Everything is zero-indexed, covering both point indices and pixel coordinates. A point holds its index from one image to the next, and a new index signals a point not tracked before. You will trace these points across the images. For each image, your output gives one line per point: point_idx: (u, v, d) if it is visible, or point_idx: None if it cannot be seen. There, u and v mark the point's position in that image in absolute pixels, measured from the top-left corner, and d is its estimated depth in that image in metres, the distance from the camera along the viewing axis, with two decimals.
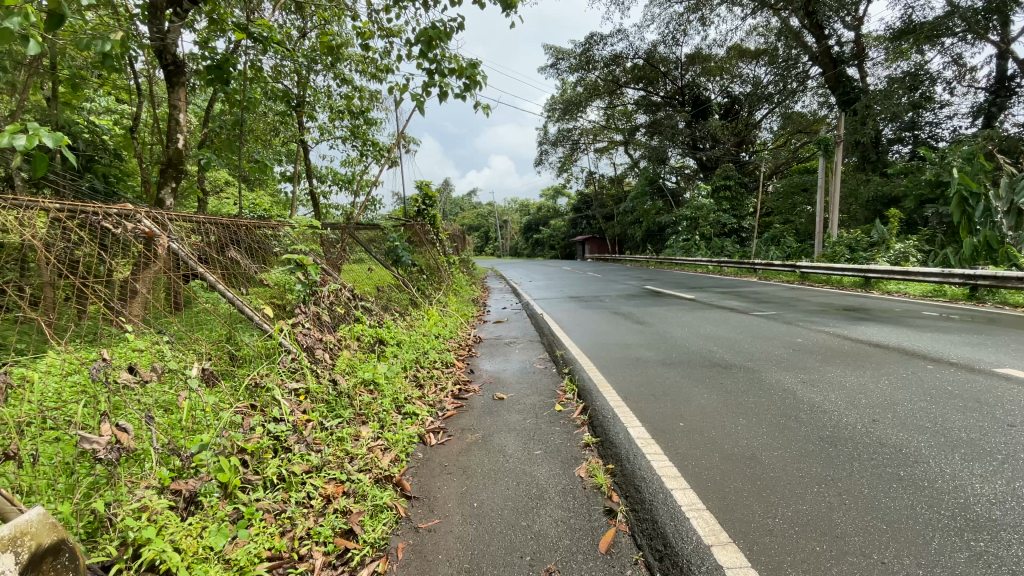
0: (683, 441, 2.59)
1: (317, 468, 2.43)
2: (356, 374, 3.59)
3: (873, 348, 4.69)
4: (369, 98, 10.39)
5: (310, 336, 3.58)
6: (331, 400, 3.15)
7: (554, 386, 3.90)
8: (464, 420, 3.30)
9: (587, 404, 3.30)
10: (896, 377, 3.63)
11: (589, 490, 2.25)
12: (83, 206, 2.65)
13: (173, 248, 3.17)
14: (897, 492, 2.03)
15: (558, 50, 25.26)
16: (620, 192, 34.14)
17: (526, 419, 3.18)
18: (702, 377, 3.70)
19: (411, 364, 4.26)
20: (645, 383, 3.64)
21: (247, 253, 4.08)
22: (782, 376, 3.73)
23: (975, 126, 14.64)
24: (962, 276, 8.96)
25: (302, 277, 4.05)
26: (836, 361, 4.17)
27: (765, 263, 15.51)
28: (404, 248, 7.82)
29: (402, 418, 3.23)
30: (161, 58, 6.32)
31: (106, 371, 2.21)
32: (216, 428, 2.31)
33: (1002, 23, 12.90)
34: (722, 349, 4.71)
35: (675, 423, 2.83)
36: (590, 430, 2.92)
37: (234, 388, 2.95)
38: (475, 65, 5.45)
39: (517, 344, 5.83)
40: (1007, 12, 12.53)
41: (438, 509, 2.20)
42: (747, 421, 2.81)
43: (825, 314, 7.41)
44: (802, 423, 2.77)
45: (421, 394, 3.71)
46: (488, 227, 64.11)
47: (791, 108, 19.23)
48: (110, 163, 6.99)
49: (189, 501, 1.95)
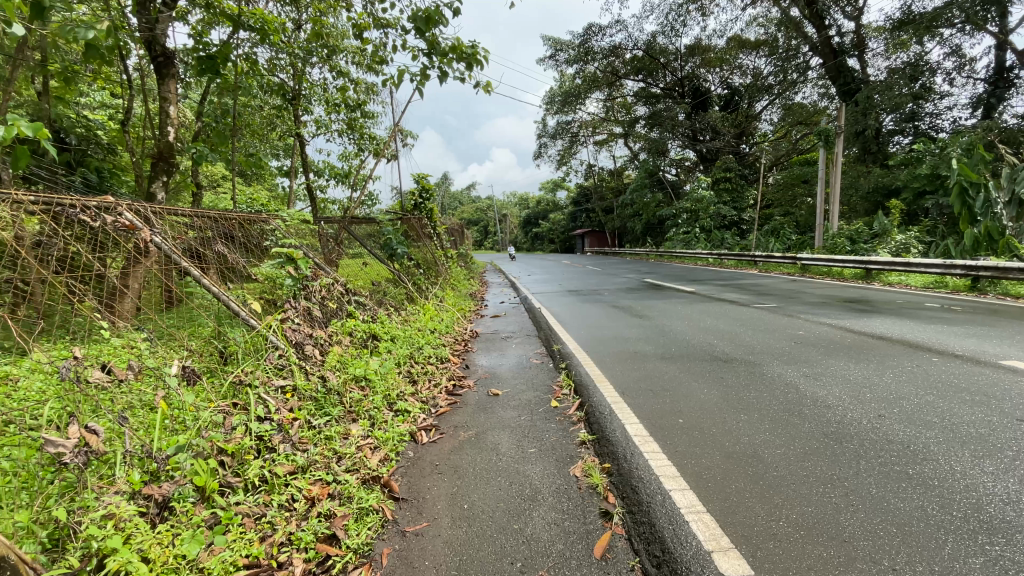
0: (684, 435, 2.49)
1: (302, 470, 2.36)
2: (347, 370, 3.48)
3: (877, 341, 4.59)
4: (367, 91, 10.34)
5: (299, 332, 3.50)
6: (320, 398, 3.04)
7: (550, 382, 3.80)
8: (456, 418, 3.18)
9: (584, 400, 3.18)
10: (901, 371, 3.54)
11: (585, 490, 2.15)
12: (60, 198, 2.62)
13: (156, 242, 3.11)
14: (906, 492, 1.94)
15: (556, 41, 25.08)
16: (618, 184, 34.10)
17: (521, 416, 3.08)
18: (703, 372, 3.60)
19: (405, 360, 4.18)
20: (644, 377, 3.54)
21: (236, 247, 4.04)
22: (784, 369, 3.62)
23: (975, 116, 14.58)
24: (964, 266, 8.93)
25: (292, 271, 4.01)
26: (839, 354, 4.09)
27: (764, 255, 15.40)
28: (400, 241, 7.36)
29: (393, 415, 3.14)
30: (150, 50, 6.35)
31: (76, 370, 2.10)
32: (195, 429, 2.23)
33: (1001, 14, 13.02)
34: (723, 343, 4.60)
35: (673, 417, 2.73)
36: (586, 427, 2.80)
37: (217, 386, 2.82)
38: (474, 43, 5.35)
39: (514, 339, 5.72)
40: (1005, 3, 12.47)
41: (427, 511, 2.11)
42: (748, 418, 2.69)
43: (828, 307, 7.28)
44: (805, 419, 2.67)
45: (414, 390, 3.61)
46: (488, 220, 64.27)
47: (791, 99, 19.17)
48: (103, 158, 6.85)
49: (162, 507, 1.86)
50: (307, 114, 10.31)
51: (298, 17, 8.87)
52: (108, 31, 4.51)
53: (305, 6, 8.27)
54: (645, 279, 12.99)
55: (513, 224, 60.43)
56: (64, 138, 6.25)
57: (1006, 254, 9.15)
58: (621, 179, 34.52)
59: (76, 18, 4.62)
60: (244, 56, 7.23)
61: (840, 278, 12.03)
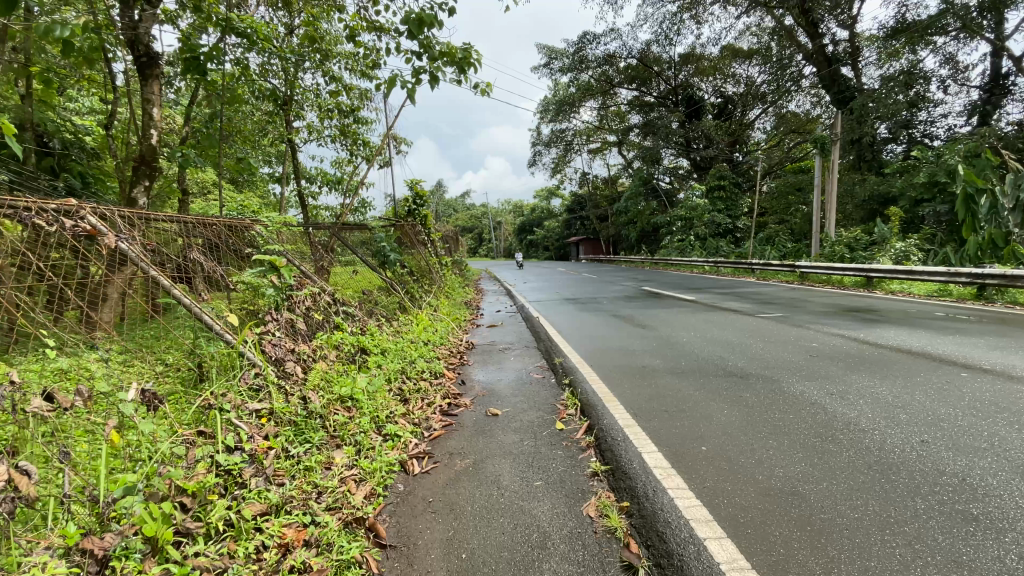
0: (709, 467, 2.21)
1: (276, 510, 2.07)
2: (332, 390, 3.19)
3: (896, 353, 4.34)
4: (360, 96, 10.13)
5: (280, 347, 3.22)
6: (300, 422, 2.73)
7: (553, 400, 3.50)
8: (451, 443, 2.87)
9: (592, 423, 2.89)
10: (933, 388, 3.28)
11: (601, 535, 1.86)
12: (9, 200, 2.32)
13: (122, 248, 2.79)
14: (978, 538, 1.65)
15: (551, 50, 25.02)
16: (613, 192, 34.03)
17: (524, 441, 2.78)
18: (719, 389, 3.32)
19: (395, 376, 3.87)
20: (655, 395, 3.25)
21: (214, 257, 3.73)
22: (806, 386, 3.34)
23: (970, 124, 14.55)
24: (969, 274, 8.75)
25: (275, 280, 3.73)
26: (860, 368, 3.83)
27: (762, 263, 15.24)
28: (393, 248, 7.29)
29: (381, 440, 2.84)
30: (134, 50, 6.10)
31: (12, 398, 1.78)
32: (149, 467, 1.93)
33: (996, 22, 12.97)
34: (735, 356, 4.33)
35: (695, 445, 2.44)
36: (597, 455, 2.52)
37: (182, 412, 2.49)
38: (467, 46, 5.11)
39: (512, 351, 5.44)
40: (1001, 10, 12.54)
41: (418, 562, 1.81)
42: (778, 444, 2.41)
43: (835, 316, 7.05)
44: (841, 446, 2.39)
45: (405, 411, 3.31)
46: (482, 228, 64.13)
47: (784, 108, 20.24)
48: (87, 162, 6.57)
49: (102, 565, 1.56)
50: (298, 119, 10.08)
51: (290, 21, 8.68)
52: (84, 30, 4.26)
53: (300, 10, 8.24)
54: (642, 287, 12.77)
55: (508, 232, 60.31)
56: (46, 142, 6.05)
57: (1012, 261, 8.97)
58: (615, 187, 34.42)
59: (49, 15, 4.36)
60: (235, 62, 7.01)
61: (841, 285, 11.84)
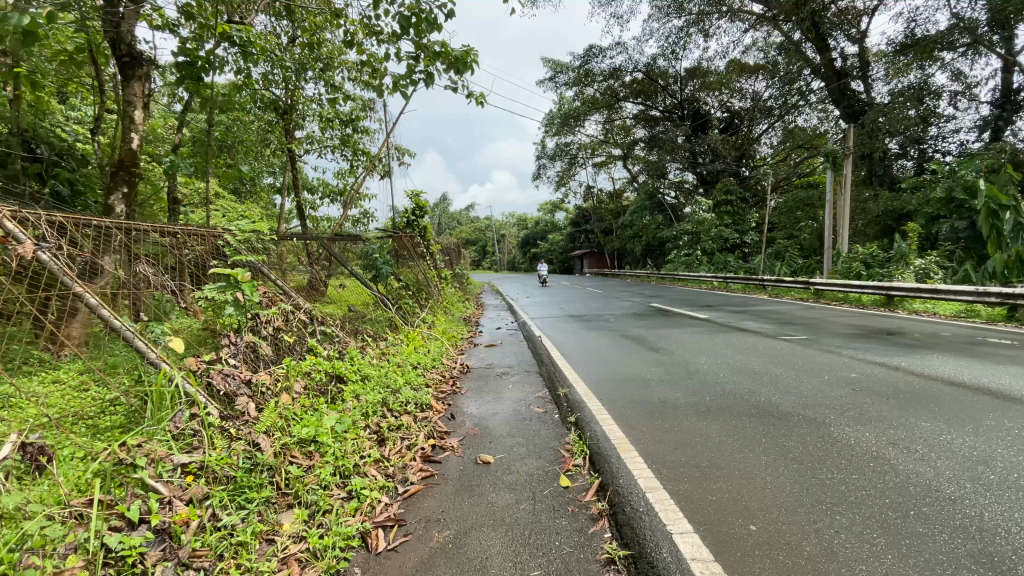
0: (764, 561, 1.66)
1: None
2: (289, 432, 2.64)
3: (950, 388, 3.77)
4: (361, 106, 9.74)
5: (232, 378, 2.71)
6: (239, 478, 2.18)
7: (557, 443, 2.96)
8: (430, 504, 2.33)
9: (605, 482, 2.34)
10: (1015, 436, 2.71)
11: None
12: None
13: (42, 258, 2.34)
14: None
15: (556, 63, 24.78)
16: (619, 206, 33.61)
17: (520, 504, 2.24)
18: (755, 435, 2.76)
19: (374, 410, 3.33)
20: (681, 443, 2.69)
21: (167, 273, 3.24)
22: (859, 432, 2.79)
23: (982, 140, 14.03)
24: (999, 294, 8.16)
25: (238, 297, 3.14)
26: (915, 407, 3.27)
27: (774, 279, 14.66)
28: (387, 261, 6.76)
29: (343, 501, 2.29)
30: (115, 49, 5.61)
31: None
32: None
33: (1005, 37, 12.55)
34: (766, 389, 3.77)
35: (740, 524, 1.88)
36: (613, 531, 1.97)
37: (81, 470, 1.95)
38: (466, 47, 4.65)
39: (511, 376, 4.90)
40: (1010, 26, 12.14)
41: None
42: (849, 525, 1.85)
43: (865, 339, 6.48)
44: (931, 528, 1.83)
45: (379, 457, 2.77)
46: (486, 241, 63.78)
47: (790, 123, 19.30)
48: (78, 171, 6.13)
49: None
50: (298, 129, 9.67)
51: (290, 29, 8.36)
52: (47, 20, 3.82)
53: (302, 18, 7.91)
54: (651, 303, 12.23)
55: (512, 245, 59.92)
56: (34, 147, 5.70)
57: None
58: (621, 201, 33.97)
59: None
60: (236, 73, 6.61)
61: (859, 303, 11.26)
